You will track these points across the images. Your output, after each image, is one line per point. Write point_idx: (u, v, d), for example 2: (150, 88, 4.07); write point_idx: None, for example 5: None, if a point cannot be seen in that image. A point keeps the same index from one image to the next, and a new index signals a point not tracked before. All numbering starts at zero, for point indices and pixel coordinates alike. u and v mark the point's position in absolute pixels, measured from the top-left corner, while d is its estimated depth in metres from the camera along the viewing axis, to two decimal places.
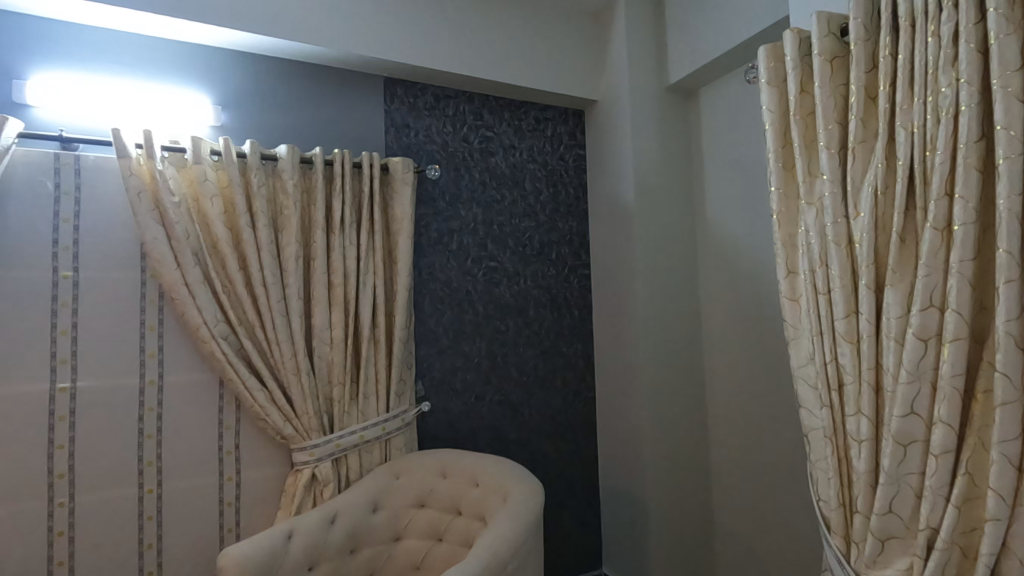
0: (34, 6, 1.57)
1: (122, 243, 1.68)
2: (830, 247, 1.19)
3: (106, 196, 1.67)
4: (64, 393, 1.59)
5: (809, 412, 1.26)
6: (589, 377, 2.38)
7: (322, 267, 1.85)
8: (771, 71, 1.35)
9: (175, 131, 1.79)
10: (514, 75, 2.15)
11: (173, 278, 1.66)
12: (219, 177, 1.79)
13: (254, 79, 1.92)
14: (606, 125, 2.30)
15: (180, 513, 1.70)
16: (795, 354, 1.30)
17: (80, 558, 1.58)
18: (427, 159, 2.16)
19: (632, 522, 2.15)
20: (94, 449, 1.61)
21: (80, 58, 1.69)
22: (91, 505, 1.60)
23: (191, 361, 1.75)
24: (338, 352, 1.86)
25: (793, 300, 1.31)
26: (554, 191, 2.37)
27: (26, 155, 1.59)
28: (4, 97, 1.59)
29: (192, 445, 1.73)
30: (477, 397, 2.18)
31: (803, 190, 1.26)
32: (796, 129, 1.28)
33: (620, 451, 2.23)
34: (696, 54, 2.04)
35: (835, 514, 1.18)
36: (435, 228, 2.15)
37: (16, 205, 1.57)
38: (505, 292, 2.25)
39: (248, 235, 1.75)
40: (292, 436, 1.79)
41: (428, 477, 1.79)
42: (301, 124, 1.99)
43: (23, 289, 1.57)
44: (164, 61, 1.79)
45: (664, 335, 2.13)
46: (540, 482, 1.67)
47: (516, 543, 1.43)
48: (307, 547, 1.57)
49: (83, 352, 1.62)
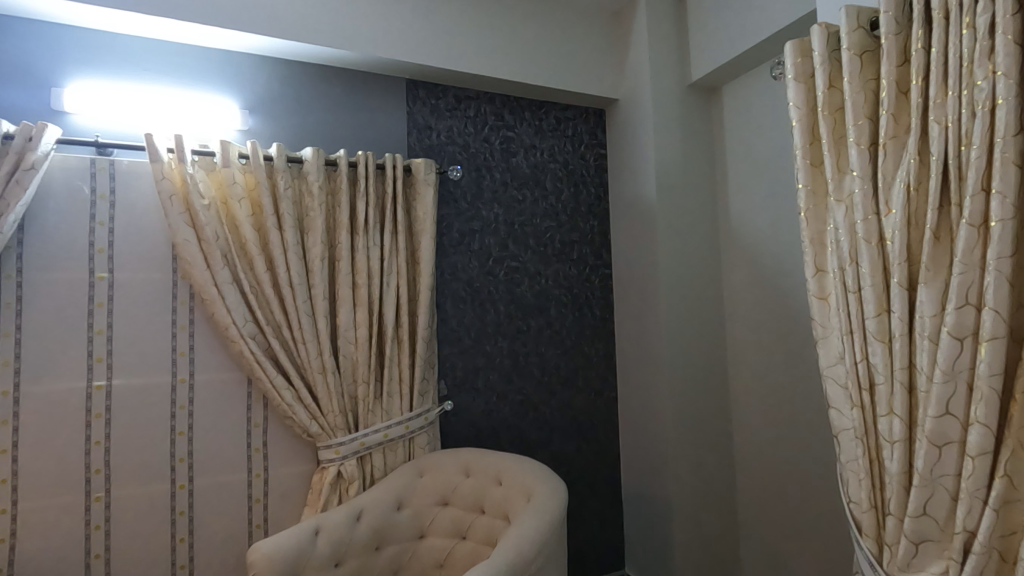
0: (71, 15, 1.63)
1: (155, 245, 1.73)
2: (860, 244, 1.17)
3: (140, 199, 1.72)
4: (100, 390, 1.64)
5: (838, 412, 1.24)
6: (611, 377, 2.37)
7: (347, 267, 1.88)
8: (798, 66, 1.33)
9: (204, 135, 1.83)
10: (535, 75, 2.15)
11: (203, 279, 1.71)
12: (247, 179, 1.82)
13: (280, 83, 1.95)
14: (627, 124, 2.29)
15: (210, 509, 1.74)
16: (824, 353, 1.28)
17: (115, 551, 1.62)
18: (449, 159, 2.17)
19: (656, 523, 2.14)
20: (129, 445, 1.66)
21: (115, 66, 1.74)
22: (126, 499, 1.64)
23: (220, 361, 1.79)
24: (362, 351, 1.89)
25: (822, 298, 1.29)
26: (575, 190, 2.37)
27: (64, 160, 1.64)
28: (43, 105, 1.66)
29: (222, 442, 1.77)
30: (500, 396, 2.19)
31: (832, 186, 1.25)
32: (824, 125, 1.26)
33: (643, 452, 2.22)
34: (719, 50, 2.02)
35: (866, 516, 1.16)
36: (457, 228, 2.16)
37: (55, 209, 1.63)
38: (527, 292, 2.26)
39: (275, 237, 1.79)
40: (318, 434, 1.82)
41: (452, 475, 1.81)
42: (326, 127, 2.02)
43: (61, 291, 1.62)
44: (194, 67, 1.84)
45: (688, 335, 2.11)
46: (563, 482, 1.67)
47: (540, 542, 1.43)
48: (334, 544, 1.60)
49: (118, 351, 1.67)
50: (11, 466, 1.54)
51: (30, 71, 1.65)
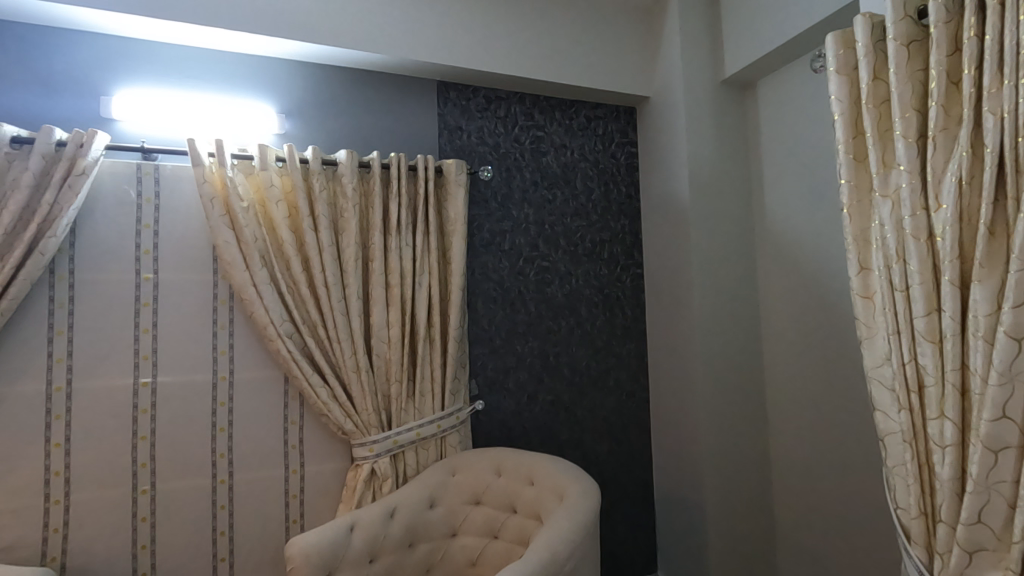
0: (117, 26, 1.69)
1: (197, 246, 1.79)
2: (908, 241, 1.13)
3: (182, 202, 1.77)
4: (146, 387, 1.70)
5: (885, 414, 1.20)
6: (643, 378, 2.35)
7: (380, 267, 1.91)
8: (841, 58, 1.29)
9: (242, 140, 1.88)
10: (565, 75, 2.15)
11: (242, 279, 1.75)
12: (284, 181, 1.86)
13: (315, 88, 1.99)
14: (659, 121, 2.26)
15: (249, 504, 1.78)
16: (868, 354, 1.24)
17: (160, 543, 1.68)
18: (479, 160, 2.18)
19: (689, 526, 2.11)
20: (173, 440, 1.71)
21: (159, 74, 1.80)
22: (170, 493, 1.70)
23: (258, 359, 1.83)
24: (395, 350, 1.91)
25: (867, 297, 1.25)
26: (606, 189, 2.36)
27: (112, 165, 1.71)
28: (93, 113, 1.73)
29: (261, 438, 1.81)
30: (531, 397, 2.19)
31: (877, 181, 1.21)
32: (868, 119, 1.23)
33: (675, 453, 2.18)
34: (754, 44, 1.98)
35: (915, 523, 1.12)
36: (488, 228, 2.17)
37: (104, 213, 1.69)
38: (557, 291, 2.25)
39: (311, 238, 1.83)
40: (353, 432, 1.85)
41: (484, 474, 1.81)
42: (360, 130, 2.05)
43: (110, 291, 1.69)
44: (233, 73, 1.89)
45: (722, 335, 2.07)
46: (596, 483, 1.65)
47: (573, 543, 1.42)
48: (368, 540, 1.62)
49: (162, 349, 1.73)
50: (64, 458, 1.61)
51: (79, 80, 1.72)
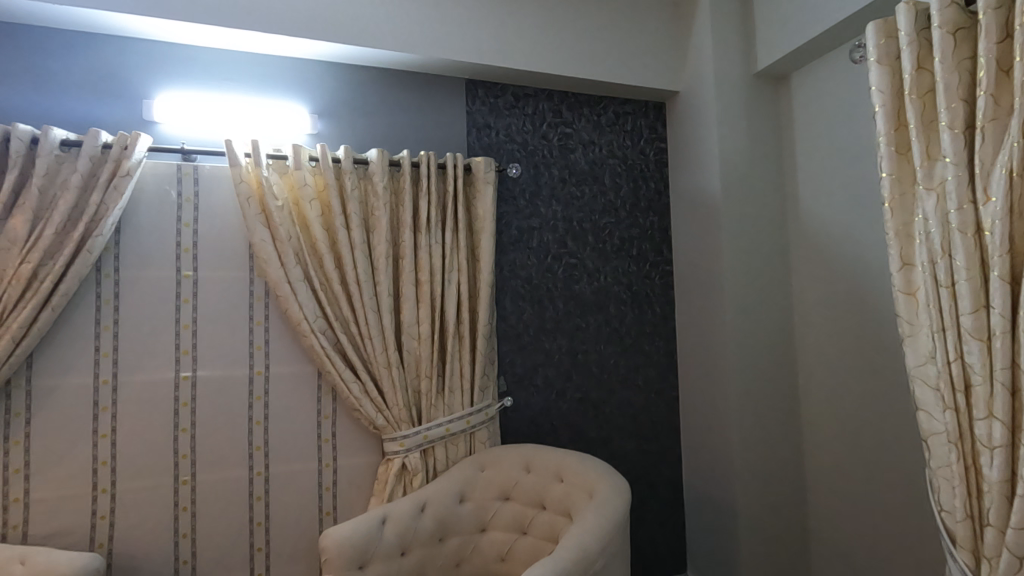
0: (157, 32, 1.74)
1: (234, 244, 1.83)
2: (954, 235, 1.10)
3: (220, 201, 1.82)
4: (186, 381, 1.76)
5: (928, 414, 1.17)
6: (672, 376, 2.33)
7: (410, 265, 1.93)
8: (882, 48, 1.26)
9: (277, 140, 1.93)
10: (594, 71, 2.14)
11: (278, 276, 1.79)
12: (317, 180, 1.90)
13: (347, 88, 2.02)
14: (689, 116, 2.23)
15: (285, 496, 1.83)
16: (911, 352, 1.21)
17: (200, 532, 1.73)
18: (507, 157, 2.19)
19: (720, 527, 2.08)
20: (212, 432, 1.77)
21: (198, 77, 1.86)
22: (210, 484, 1.75)
23: (293, 355, 1.87)
24: (425, 346, 1.93)
25: (909, 294, 1.22)
26: (634, 185, 2.34)
27: (155, 166, 1.77)
28: (136, 116, 1.79)
29: (296, 432, 1.86)
30: (559, 394, 2.19)
31: (921, 174, 1.17)
32: (912, 109, 1.19)
33: (706, 453, 2.16)
34: (788, 35, 1.93)
35: (961, 526, 1.09)
36: (516, 226, 2.18)
37: (147, 212, 1.75)
38: (585, 288, 2.24)
39: (343, 236, 1.86)
40: (384, 426, 1.88)
41: (514, 470, 1.82)
42: (390, 129, 2.07)
43: (152, 288, 1.74)
44: (268, 76, 1.93)
45: (754, 333, 2.04)
46: (626, 480, 1.65)
47: (604, 541, 1.42)
48: (400, 533, 1.65)
49: (201, 344, 1.78)
50: (111, 448, 1.67)
51: (123, 85, 1.78)
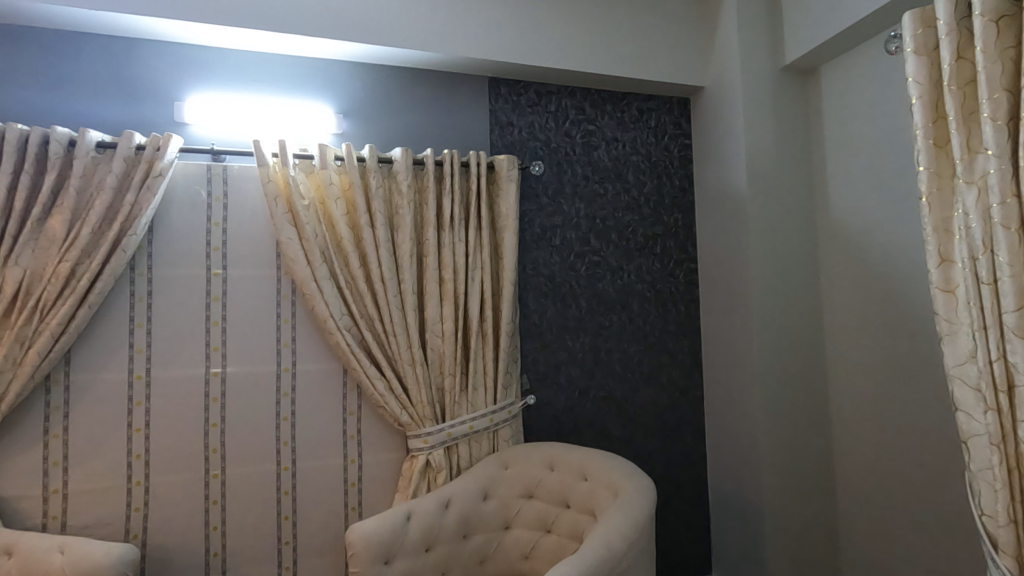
0: (187, 35, 1.77)
1: (262, 242, 1.86)
2: (997, 230, 1.07)
3: (248, 201, 1.86)
4: (216, 377, 1.79)
5: (968, 415, 1.14)
6: (697, 375, 2.30)
7: (434, 263, 1.94)
8: (919, 38, 1.22)
9: (304, 140, 1.95)
10: (618, 67, 2.12)
11: (304, 274, 1.82)
12: (342, 180, 1.92)
13: (371, 88, 2.04)
14: (715, 112, 2.20)
15: (311, 491, 1.85)
16: (950, 351, 1.17)
17: (230, 525, 1.77)
18: (530, 155, 2.18)
19: (747, 529, 2.05)
20: (241, 428, 1.80)
21: (227, 79, 1.89)
22: (239, 478, 1.79)
23: (319, 352, 1.90)
24: (448, 344, 1.94)
25: (948, 291, 1.18)
26: (658, 182, 2.31)
27: (186, 167, 1.81)
28: (167, 118, 1.83)
29: (322, 428, 1.88)
30: (582, 392, 2.18)
31: (962, 168, 1.14)
32: (951, 101, 1.16)
33: (732, 453, 2.13)
34: (817, 27, 1.89)
35: (1004, 531, 1.06)
36: (539, 223, 2.17)
37: (178, 212, 1.79)
38: (609, 286, 2.23)
39: (368, 234, 1.88)
40: (408, 423, 1.89)
41: (537, 468, 1.82)
42: (414, 128, 2.09)
43: (183, 286, 1.78)
44: (295, 77, 1.96)
45: (781, 332, 2.00)
46: (651, 479, 1.63)
47: (630, 540, 1.41)
48: (425, 529, 1.66)
49: (230, 341, 1.82)
50: (145, 443, 1.71)
51: (155, 88, 1.83)
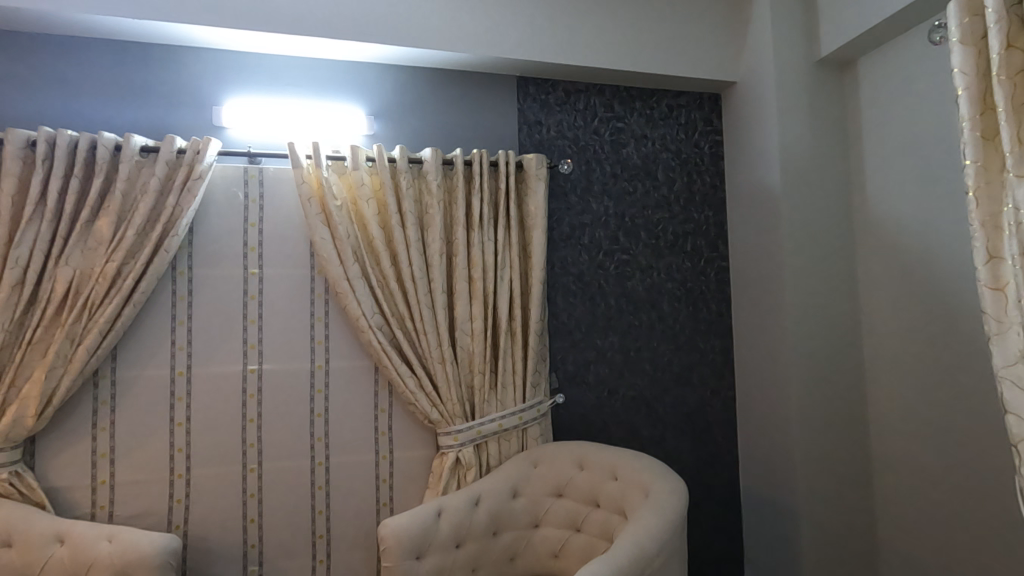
0: (225, 42, 1.83)
1: (296, 243, 1.91)
2: None
3: (283, 202, 1.90)
4: (253, 373, 1.84)
5: (1018, 418, 1.09)
6: (728, 375, 2.27)
7: (463, 262, 1.96)
8: (966, 27, 1.18)
9: (336, 141, 1.99)
10: (647, 63, 2.10)
11: (337, 274, 1.85)
12: (373, 180, 1.95)
13: (401, 89, 2.07)
14: (747, 108, 2.16)
15: (344, 486, 1.89)
16: (999, 351, 1.13)
17: (266, 518, 1.82)
18: (559, 154, 2.18)
19: (780, 532, 2.01)
20: (277, 423, 1.85)
21: (262, 83, 1.94)
22: (275, 472, 1.83)
23: (351, 350, 1.93)
24: (477, 343, 1.95)
25: (997, 288, 1.14)
26: (689, 180, 2.28)
27: (223, 170, 1.86)
28: (206, 122, 1.89)
29: (354, 424, 1.91)
30: (611, 392, 2.17)
31: (1012, 160, 1.10)
32: (1000, 91, 1.12)
33: (765, 455, 2.09)
34: (854, 19, 1.84)
35: None
36: (567, 222, 2.17)
37: (216, 213, 1.85)
38: (638, 285, 2.21)
39: (399, 234, 1.90)
40: (438, 421, 1.91)
41: (567, 467, 1.82)
42: (443, 128, 2.11)
43: (221, 285, 1.84)
44: (327, 80, 2.00)
45: (817, 331, 1.96)
46: (683, 480, 1.62)
47: (663, 540, 1.41)
48: (455, 526, 1.68)
49: (266, 339, 1.86)
50: (186, 437, 1.77)
51: (194, 94, 1.89)
